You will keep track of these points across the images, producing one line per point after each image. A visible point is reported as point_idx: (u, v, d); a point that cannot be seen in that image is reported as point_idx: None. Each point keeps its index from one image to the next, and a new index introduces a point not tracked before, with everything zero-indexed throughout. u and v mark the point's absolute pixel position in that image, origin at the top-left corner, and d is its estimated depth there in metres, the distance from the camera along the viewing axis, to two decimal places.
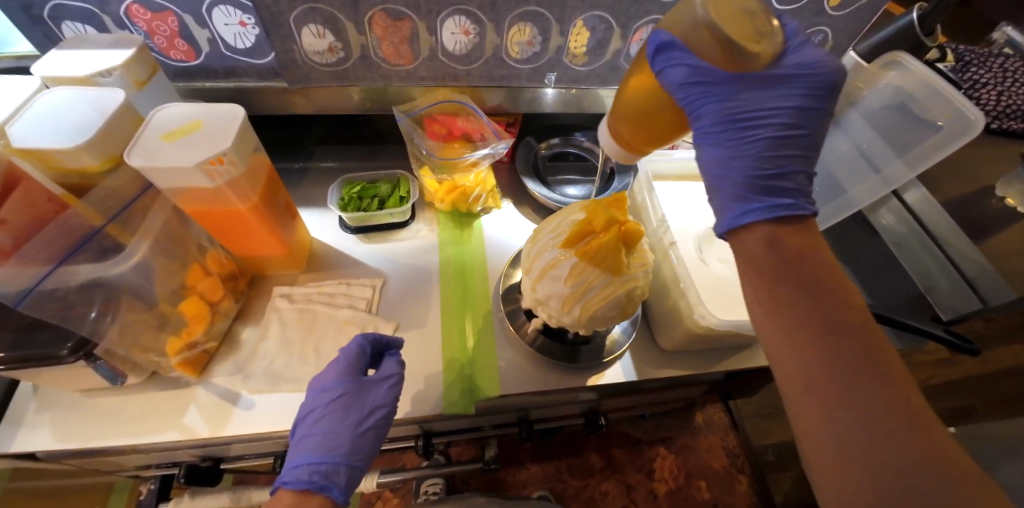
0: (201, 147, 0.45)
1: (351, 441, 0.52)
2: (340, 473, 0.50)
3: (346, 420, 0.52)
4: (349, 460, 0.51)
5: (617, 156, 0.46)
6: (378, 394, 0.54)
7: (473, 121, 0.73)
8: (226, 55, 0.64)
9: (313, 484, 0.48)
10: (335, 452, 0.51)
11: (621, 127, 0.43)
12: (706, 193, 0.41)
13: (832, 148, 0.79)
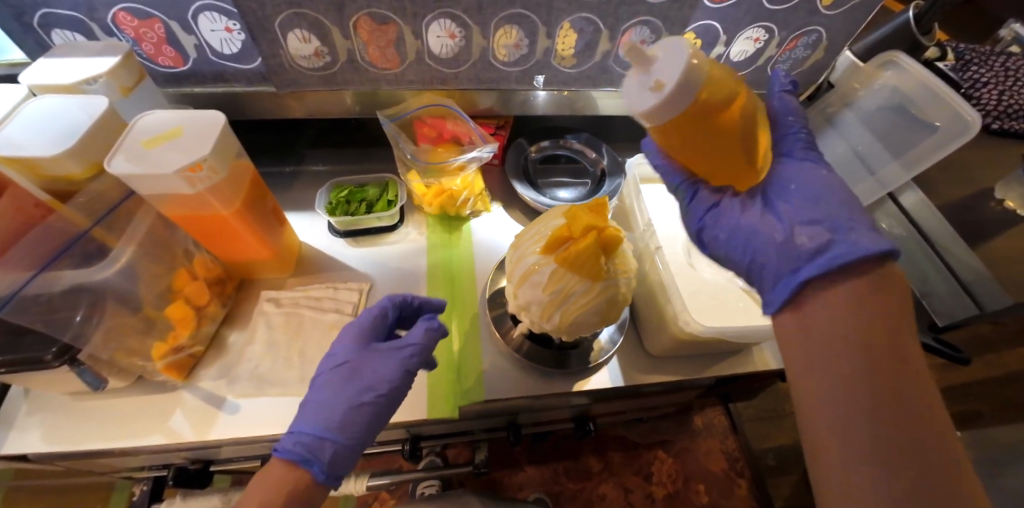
0: (182, 154, 0.46)
1: (344, 416, 0.49)
2: (327, 450, 0.47)
3: (347, 390, 0.50)
4: (338, 436, 0.48)
5: (642, 114, 0.35)
6: (383, 366, 0.52)
7: (462, 125, 0.73)
8: (214, 61, 0.64)
9: (299, 455, 0.45)
10: (332, 423, 0.48)
11: (690, 103, 0.34)
12: (827, 206, 0.40)
13: (827, 150, 0.78)
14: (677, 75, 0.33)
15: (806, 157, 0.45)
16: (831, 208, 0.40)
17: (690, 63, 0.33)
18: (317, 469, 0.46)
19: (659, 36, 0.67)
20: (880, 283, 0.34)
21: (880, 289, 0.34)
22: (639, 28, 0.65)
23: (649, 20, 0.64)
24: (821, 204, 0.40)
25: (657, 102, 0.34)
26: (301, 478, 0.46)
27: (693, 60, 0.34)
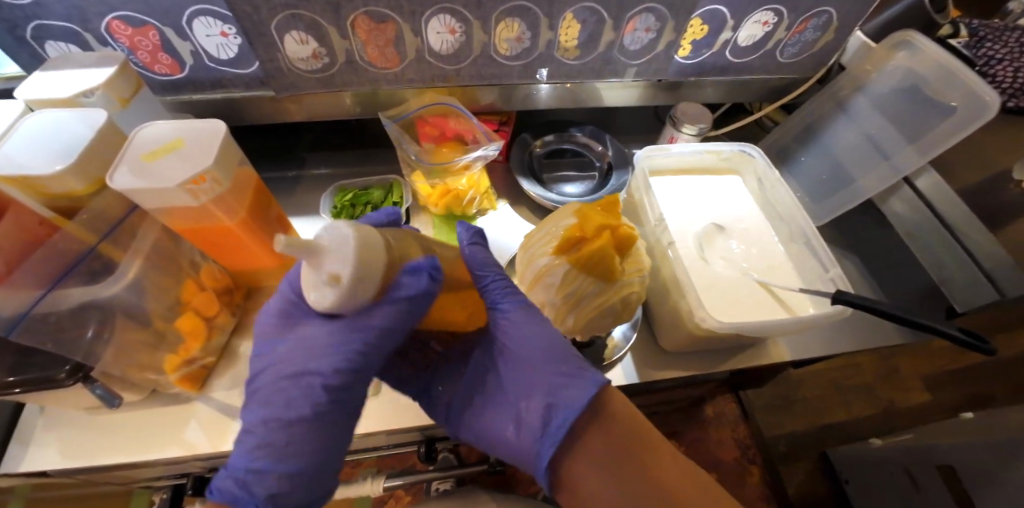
0: (184, 167, 0.45)
1: (283, 436, 0.39)
2: (267, 478, 0.38)
3: (283, 398, 0.40)
4: (285, 465, 0.38)
5: (327, 306, 0.33)
6: (317, 361, 0.39)
7: (464, 122, 0.72)
8: (211, 67, 0.63)
9: (229, 495, 0.37)
10: (266, 444, 0.38)
11: (367, 291, 0.34)
12: (531, 375, 0.44)
13: (838, 136, 0.77)
14: (347, 268, 0.32)
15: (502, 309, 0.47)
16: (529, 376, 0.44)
17: (354, 257, 0.32)
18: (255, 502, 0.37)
19: (665, 24, 0.65)
20: (618, 451, 0.39)
21: (609, 414, 0.41)
22: (644, 16, 0.63)
23: (655, 7, 0.62)
24: (534, 369, 0.44)
25: (336, 295, 0.32)
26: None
27: (362, 248, 0.33)
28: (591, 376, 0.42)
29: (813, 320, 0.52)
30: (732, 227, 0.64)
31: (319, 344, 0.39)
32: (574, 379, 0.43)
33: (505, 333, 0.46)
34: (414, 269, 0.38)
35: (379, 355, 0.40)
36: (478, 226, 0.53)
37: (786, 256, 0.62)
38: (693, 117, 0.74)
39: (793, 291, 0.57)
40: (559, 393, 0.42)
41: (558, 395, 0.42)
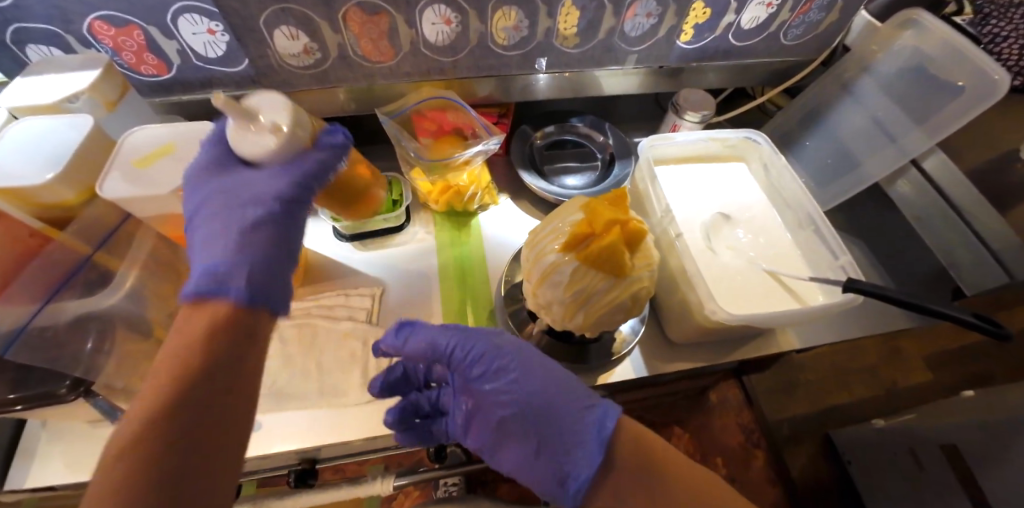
0: (179, 172, 0.45)
1: (241, 241, 0.42)
2: (241, 272, 0.39)
3: (233, 217, 0.43)
4: (250, 259, 0.41)
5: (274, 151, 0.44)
6: (262, 185, 0.45)
7: (463, 116, 0.70)
8: (199, 66, 0.61)
9: (204, 289, 0.37)
10: (230, 256, 0.40)
11: (301, 133, 0.45)
12: (526, 423, 0.46)
13: (844, 120, 0.75)
14: (285, 117, 0.43)
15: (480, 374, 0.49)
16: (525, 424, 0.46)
17: (290, 111, 0.44)
18: (238, 295, 0.38)
19: (666, 8, 0.64)
20: (633, 474, 0.41)
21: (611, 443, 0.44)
22: None
23: None
24: (527, 417, 0.46)
25: (276, 140, 0.43)
26: (222, 310, 0.37)
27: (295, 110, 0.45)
28: (598, 419, 0.44)
29: (823, 310, 0.52)
30: (738, 216, 0.63)
31: (260, 181, 0.45)
32: (583, 426, 0.44)
33: (487, 396, 0.48)
34: (331, 131, 0.50)
35: (322, 181, 0.48)
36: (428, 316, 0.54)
37: (794, 244, 0.61)
38: (695, 104, 0.73)
39: (802, 280, 0.56)
40: (571, 439, 0.44)
41: (574, 444, 0.44)
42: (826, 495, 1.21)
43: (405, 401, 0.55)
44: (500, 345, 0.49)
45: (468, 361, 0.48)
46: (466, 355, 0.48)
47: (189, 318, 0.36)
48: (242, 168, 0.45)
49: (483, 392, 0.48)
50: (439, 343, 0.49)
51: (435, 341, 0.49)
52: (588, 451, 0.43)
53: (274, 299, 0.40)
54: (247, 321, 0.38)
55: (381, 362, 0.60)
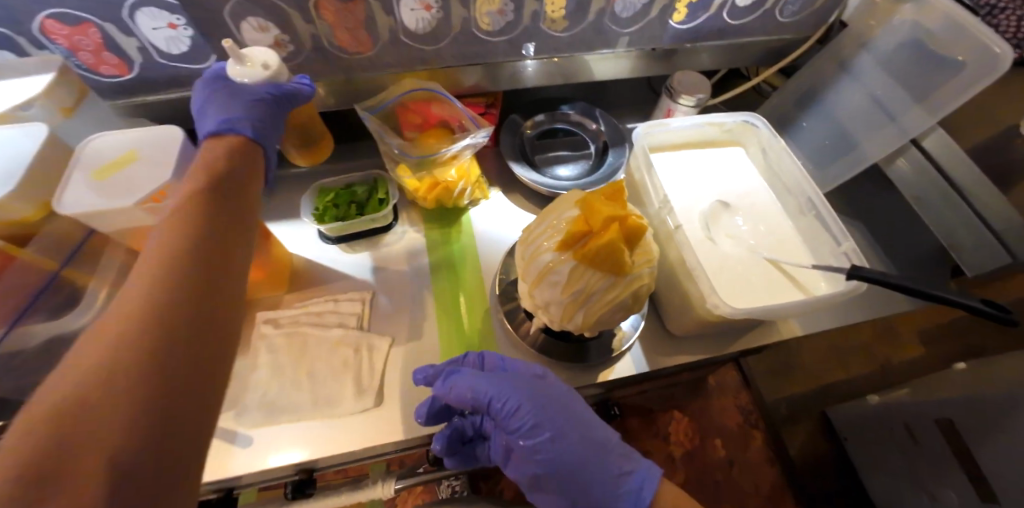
0: (142, 183, 0.41)
1: (242, 104, 0.48)
2: (246, 120, 0.47)
3: (233, 98, 0.49)
4: (252, 120, 0.48)
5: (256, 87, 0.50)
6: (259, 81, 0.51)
7: (448, 108, 0.67)
8: (163, 63, 0.57)
9: (221, 128, 0.46)
10: (238, 106, 0.48)
11: (281, 76, 0.51)
12: (570, 482, 0.50)
13: (842, 99, 0.73)
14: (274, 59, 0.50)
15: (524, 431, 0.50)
16: (569, 484, 0.50)
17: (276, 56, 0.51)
18: (248, 133, 0.47)
19: None
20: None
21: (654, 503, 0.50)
22: None
23: None
24: (571, 477, 0.50)
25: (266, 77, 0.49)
26: (235, 144, 0.46)
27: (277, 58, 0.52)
28: (636, 490, 0.50)
29: (827, 299, 0.50)
30: (737, 204, 0.61)
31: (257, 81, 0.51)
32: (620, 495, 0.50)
33: (535, 454, 0.50)
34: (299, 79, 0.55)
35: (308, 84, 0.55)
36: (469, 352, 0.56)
37: (795, 231, 0.60)
38: (689, 86, 0.70)
39: (804, 267, 0.55)
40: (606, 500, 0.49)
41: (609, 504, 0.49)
42: (825, 472, 1.22)
43: (450, 428, 0.56)
44: (543, 401, 0.50)
45: (510, 418, 0.50)
46: (509, 408, 0.49)
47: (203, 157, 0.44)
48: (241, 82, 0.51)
49: (523, 448, 0.50)
50: (483, 394, 0.50)
51: (479, 392, 0.49)
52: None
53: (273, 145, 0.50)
54: (242, 172, 0.44)
55: (375, 369, 0.58)
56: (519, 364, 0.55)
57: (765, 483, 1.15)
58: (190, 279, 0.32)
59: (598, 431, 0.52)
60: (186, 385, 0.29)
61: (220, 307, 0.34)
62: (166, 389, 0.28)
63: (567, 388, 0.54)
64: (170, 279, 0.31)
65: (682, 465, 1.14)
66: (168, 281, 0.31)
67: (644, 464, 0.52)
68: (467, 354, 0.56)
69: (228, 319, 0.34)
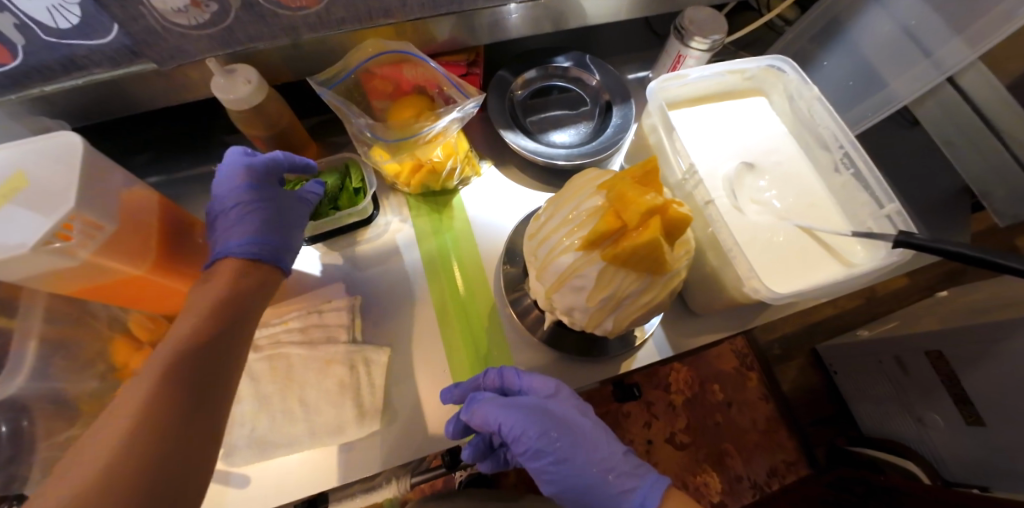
0: (34, 216, 0.33)
1: (288, 234, 0.49)
2: (289, 252, 0.48)
3: (278, 217, 0.48)
4: (291, 247, 0.49)
5: (233, 100, 0.49)
6: (301, 208, 0.52)
7: (425, 72, 0.56)
8: (53, 42, 0.44)
9: (267, 258, 0.46)
10: (280, 235, 0.48)
11: (257, 96, 0.50)
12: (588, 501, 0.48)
13: (869, 30, 0.65)
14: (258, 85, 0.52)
15: (541, 454, 0.48)
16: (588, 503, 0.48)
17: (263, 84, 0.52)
18: (285, 266, 0.48)
19: None
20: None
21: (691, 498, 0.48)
22: None
23: None
24: (589, 497, 0.48)
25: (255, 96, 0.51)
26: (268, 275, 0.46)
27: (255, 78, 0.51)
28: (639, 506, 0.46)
29: (872, 272, 0.46)
30: (764, 164, 0.55)
31: (295, 202, 0.51)
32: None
33: (551, 471, 0.48)
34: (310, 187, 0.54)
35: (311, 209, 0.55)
36: (489, 371, 0.51)
37: (828, 192, 0.54)
38: (704, 26, 0.60)
39: (841, 234, 0.49)
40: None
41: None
42: (818, 399, 1.24)
43: (479, 438, 0.53)
44: (551, 424, 0.47)
45: (527, 440, 0.47)
46: (517, 434, 0.47)
47: (228, 272, 0.43)
48: (284, 193, 0.50)
49: (535, 468, 0.49)
50: (497, 421, 0.47)
51: (495, 419, 0.46)
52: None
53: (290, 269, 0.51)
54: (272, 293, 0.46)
55: (376, 385, 0.51)
56: (535, 380, 0.50)
57: (761, 418, 1.19)
58: (194, 378, 0.35)
59: (601, 449, 0.49)
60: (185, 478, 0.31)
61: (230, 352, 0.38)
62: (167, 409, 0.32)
63: (577, 403, 0.50)
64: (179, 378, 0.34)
65: (683, 412, 1.17)
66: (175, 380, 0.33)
67: (648, 479, 0.48)
68: (487, 371, 0.51)
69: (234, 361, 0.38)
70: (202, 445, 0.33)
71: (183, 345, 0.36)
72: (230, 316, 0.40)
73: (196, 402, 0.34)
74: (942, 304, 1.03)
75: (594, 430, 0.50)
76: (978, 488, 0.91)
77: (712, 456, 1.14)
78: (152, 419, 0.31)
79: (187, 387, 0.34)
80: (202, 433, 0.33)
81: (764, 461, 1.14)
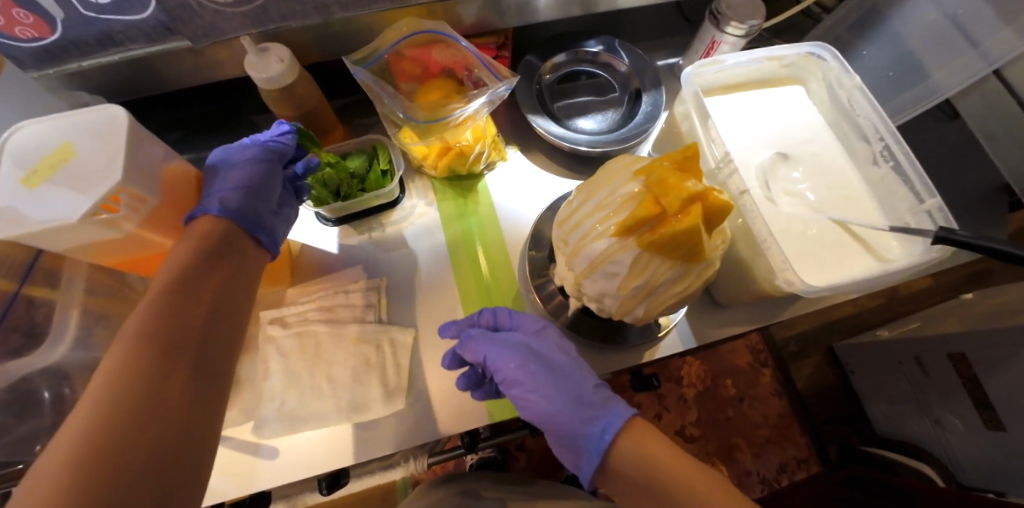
0: (80, 186, 0.34)
1: (224, 183, 0.44)
2: (216, 196, 0.42)
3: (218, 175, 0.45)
4: (225, 189, 0.43)
5: (265, 79, 0.49)
6: (248, 153, 0.47)
7: (455, 53, 0.56)
8: (91, 16, 0.45)
9: (189, 212, 0.41)
10: (214, 188, 0.44)
11: (288, 76, 0.50)
12: (561, 434, 0.46)
13: (912, 17, 0.62)
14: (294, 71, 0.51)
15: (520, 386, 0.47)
16: (563, 436, 0.46)
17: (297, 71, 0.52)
18: (214, 208, 0.41)
19: None
20: None
21: None
22: None
23: None
24: (560, 428, 0.46)
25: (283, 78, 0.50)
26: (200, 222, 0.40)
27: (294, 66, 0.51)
28: (599, 433, 0.43)
29: (908, 268, 0.45)
30: (798, 154, 0.53)
31: (243, 152, 0.47)
32: (585, 440, 0.44)
33: (528, 406, 0.47)
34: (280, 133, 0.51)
35: (279, 156, 0.49)
36: (487, 310, 0.52)
37: (864, 184, 0.52)
38: (741, 10, 0.58)
39: (878, 229, 0.48)
40: (575, 443, 0.45)
41: (577, 446, 0.45)
42: (833, 397, 1.22)
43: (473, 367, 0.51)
44: (528, 356, 0.47)
45: (506, 373, 0.47)
46: (495, 367, 0.47)
47: (198, 227, 0.40)
48: (234, 150, 0.48)
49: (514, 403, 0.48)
50: (480, 352, 0.47)
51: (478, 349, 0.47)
52: (586, 455, 0.44)
53: (253, 212, 0.44)
54: (209, 236, 0.39)
55: (401, 365, 0.52)
56: (524, 319, 0.51)
57: (773, 413, 1.18)
58: (189, 335, 0.33)
59: (575, 382, 0.47)
60: (183, 446, 0.29)
61: (231, 312, 0.37)
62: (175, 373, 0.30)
63: (560, 341, 0.50)
64: (162, 338, 0.31)
65: (694, 404, 1.17)
66: (158, 340, 0.31)
67: (614, 409, 0.45)
68: (482, 311, 0.52)
69: (235, 323, 0.37)
70: (210, 411, 0.32)
71: (173, 294, 0.34)
72: (212, 266, 0.37)
73: (205, 371, 0.33)
74: (967, 305, 1.00)
75: (574, 365, 0.48)
76: (994, 493, 0.88)
77: (721, 449, 1.14)
78: (159, 381, 0.29)
79: (174, 347, 0.31)
80: (214, 403, 0.33)
81: (775, 457, 1.14)
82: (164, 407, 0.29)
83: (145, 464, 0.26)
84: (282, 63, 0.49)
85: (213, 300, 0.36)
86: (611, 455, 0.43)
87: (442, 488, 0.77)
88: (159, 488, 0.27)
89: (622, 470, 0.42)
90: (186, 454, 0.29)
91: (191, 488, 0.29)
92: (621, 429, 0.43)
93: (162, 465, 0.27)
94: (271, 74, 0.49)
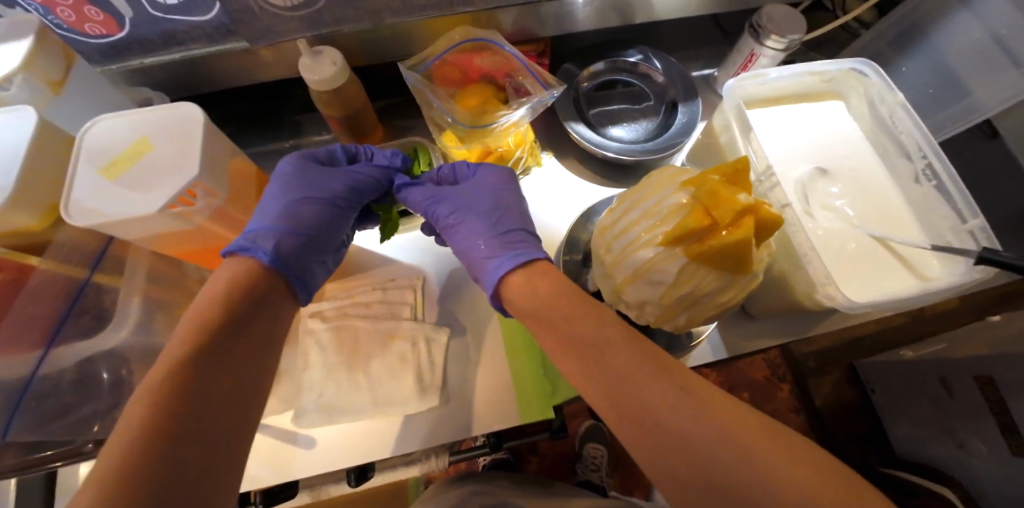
0: (158, 182, 0.36)
1: (290, 215, 0.46)
2: (273, 236, 0.43)
3: (289, 200, 0.47)
4: (285, 228, 0.44)
5: (317, 80, 0.51)
6: (330, 190, 0.49)
7: (500, 60, 0.57)
8: (158, 16, 0.47)
9: (240, 243, 0.42)
10: (276, 220, 0.45)
11: (339, 78, 0.52)
12: (473, 267, 0.48)
13: (955, 35, 0.62)
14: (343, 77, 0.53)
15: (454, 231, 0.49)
16: (475, 270, 0.48)
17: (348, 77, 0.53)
18: (266, 251, 0.42)
19: None
20: None
21: None
22: None
23: None
24: (473, 264, 0.48)
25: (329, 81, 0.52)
26: (248, 263, 0.41)
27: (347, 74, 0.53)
28: (492, 266, 0.44)
29: (949, 289, 0.45)
30: (837, 169, 0.53)
31: (326, 189, 0.49)
32: (483, 274, 0.46)
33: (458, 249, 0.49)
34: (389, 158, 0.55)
35: (352, 204, 0.51)
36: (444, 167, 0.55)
37: (904, 202, 0.52)
38: (781, 24, 0.59)
39: (919, 247, 0.48)
40: (477, 276, 0.47)
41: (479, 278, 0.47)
42: (852, 415, 1.20)
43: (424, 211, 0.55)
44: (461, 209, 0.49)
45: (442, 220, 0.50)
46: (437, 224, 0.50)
47: (237, 269, 0.40)
48: (318, 179, 0.49)
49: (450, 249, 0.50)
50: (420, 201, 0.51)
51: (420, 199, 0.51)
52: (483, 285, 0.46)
53: (297, 265, 0.45)
54: (254, 280, 0.40)
55: (435, 362, 0.53)
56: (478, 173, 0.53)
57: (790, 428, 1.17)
58: (230, 356, 0.35)
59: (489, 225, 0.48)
60: (209, 456, 0.30)
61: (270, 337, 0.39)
62: (211, 389, 0.32)
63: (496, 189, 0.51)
64: (195, 360, 0.33)
65: None
66: (192, 362, 0.32)
67: (514, 251, 0.45)
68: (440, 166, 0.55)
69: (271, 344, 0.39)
70: (241, 421, 0.34)
71: (223, 316, 0.36)
72: (251, 305, 0.38)
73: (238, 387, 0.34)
74: (997, 328, 0.98)
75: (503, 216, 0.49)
76: None
77: None
78: (196, 398, 0.31)
79: (214, 366, 0.33)
80: (247, 414, 0.34)
81: None
82: (196, 420, 0.30)
83: (174, 475, 0.28)
84: (334, 67, 0.51)
85: (258, 329, 0.38)
86: (506, 287, 0.43)
87: (459, 486, 0.78)
88: (190, 497, 0.28)
89: (516, 300, 0.42)
90: (212, 463, 0.30)
91: (221, 498, 0.30)
92: (516, 266, 0.43)
93: (191, 473, 0.28)
94: (322, 75, 0.51)
